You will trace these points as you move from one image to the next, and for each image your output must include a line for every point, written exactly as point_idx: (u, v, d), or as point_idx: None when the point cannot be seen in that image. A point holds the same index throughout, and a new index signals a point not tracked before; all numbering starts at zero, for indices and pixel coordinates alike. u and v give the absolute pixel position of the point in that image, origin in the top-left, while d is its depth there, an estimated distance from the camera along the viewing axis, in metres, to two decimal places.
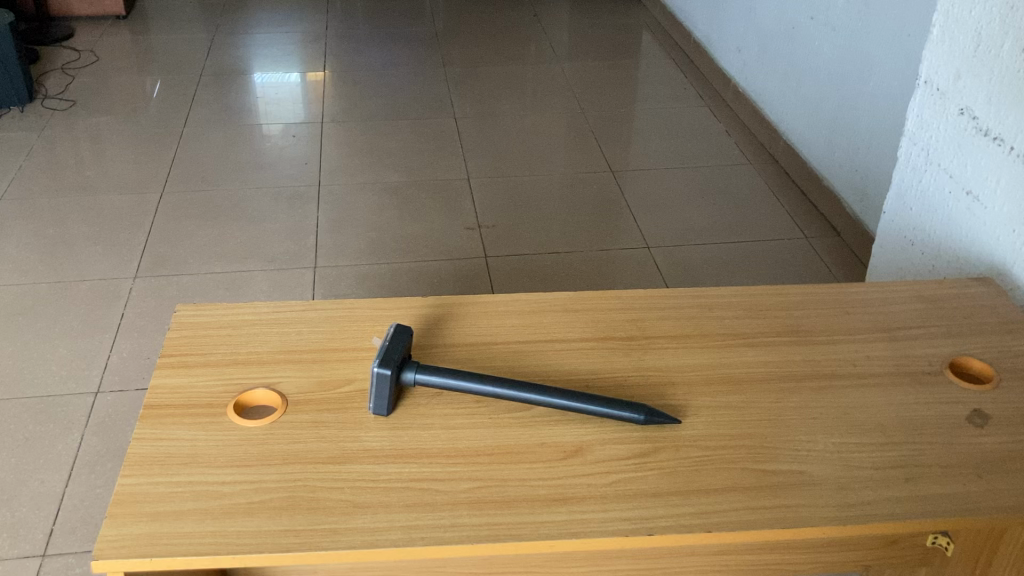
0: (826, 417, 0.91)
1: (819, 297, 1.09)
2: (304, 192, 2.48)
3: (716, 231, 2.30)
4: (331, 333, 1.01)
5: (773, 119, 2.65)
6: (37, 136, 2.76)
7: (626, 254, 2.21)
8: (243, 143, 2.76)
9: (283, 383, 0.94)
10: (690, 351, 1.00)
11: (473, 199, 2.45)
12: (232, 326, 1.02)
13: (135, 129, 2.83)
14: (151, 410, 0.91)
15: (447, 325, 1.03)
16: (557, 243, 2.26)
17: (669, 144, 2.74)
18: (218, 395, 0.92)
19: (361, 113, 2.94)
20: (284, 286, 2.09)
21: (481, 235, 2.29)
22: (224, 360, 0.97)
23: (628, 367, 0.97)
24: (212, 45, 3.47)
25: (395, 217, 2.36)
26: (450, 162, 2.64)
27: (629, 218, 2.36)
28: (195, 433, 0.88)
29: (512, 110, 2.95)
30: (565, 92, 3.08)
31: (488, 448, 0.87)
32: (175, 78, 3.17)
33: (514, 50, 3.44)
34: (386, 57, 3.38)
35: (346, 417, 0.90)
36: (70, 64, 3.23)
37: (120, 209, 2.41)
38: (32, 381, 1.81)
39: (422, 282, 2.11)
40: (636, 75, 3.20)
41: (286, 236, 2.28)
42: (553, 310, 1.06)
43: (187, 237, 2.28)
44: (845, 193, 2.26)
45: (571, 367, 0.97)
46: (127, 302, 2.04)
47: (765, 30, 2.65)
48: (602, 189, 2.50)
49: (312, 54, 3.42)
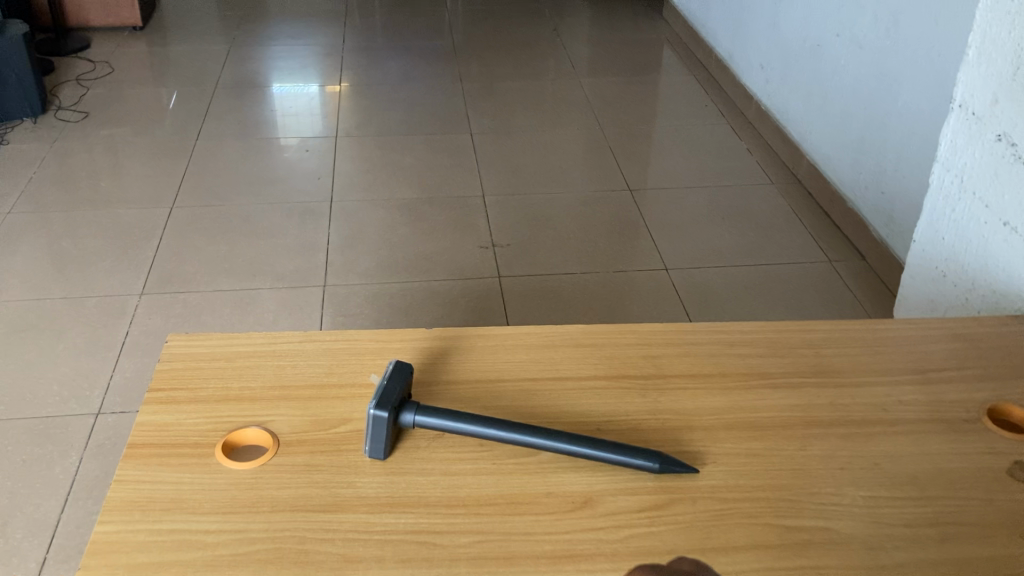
0: (854, 468, 0.85)
1: (846, 334, 1.03)
2: (316, 208, 2.44)
3: (737, 253, 2.24)
4: (329, 367, 0.96)
5: (797, 137, 2.59)
6: (50, 147, 2.74)
7: (644, 276, 2.15)
8: (256, 156, 2.72)
9: (276, 422, 0.89)
10: (709, 393, 0.94)
11: (488, 217, 2.39)
12: (224, 358, 0.97)
13: (149, 141, 2.80)
14: (134, 450, 0.85)
15: (451, 360, 0.97)
16: (573, 263, 2.20)
17: (689, 162, 2.68)
18: (207, 434, 0.87)
19: (376, 127, 2.90)
20: (292, 304, 2.04)
21: (496, 255, 2.23)
22: (214, 396, 0.91)
23: (642, 409, 0.91)
24: (229, 56, 3.45)
25: (407, 235, 2.31)
26: (465, 178, 2.59)
27: (647, 238, 2.30)
28: (180, 475, 0.83)
29: (529, 126, 2.90)
30: (584, 108, 3.02)
31: (490, 498, 0.81)
32: (191, 90, 3.15)
33: (532, 64, 3.40)
34: (404, 71, 3.34)
35: (340, 460, 0.85)
36: (85, 74, 3.22)
37: (128, 224, 2.37)
38: (32, 401, 1.77)
39: (433, 302, 2.05)
40: (657, 92, 3.15)
41: (296, 253, 2.24)
42: (563, 344, 1.00)
43: (196, 253, 2.24)
44: (870, 215, 2.19)
45: (581, 409, 0.91)
46: (132, 320, 2.00)
47: (790, 47, 2.59)
48: (620, 208, 2.44)
49: (329, 66, 3.39)
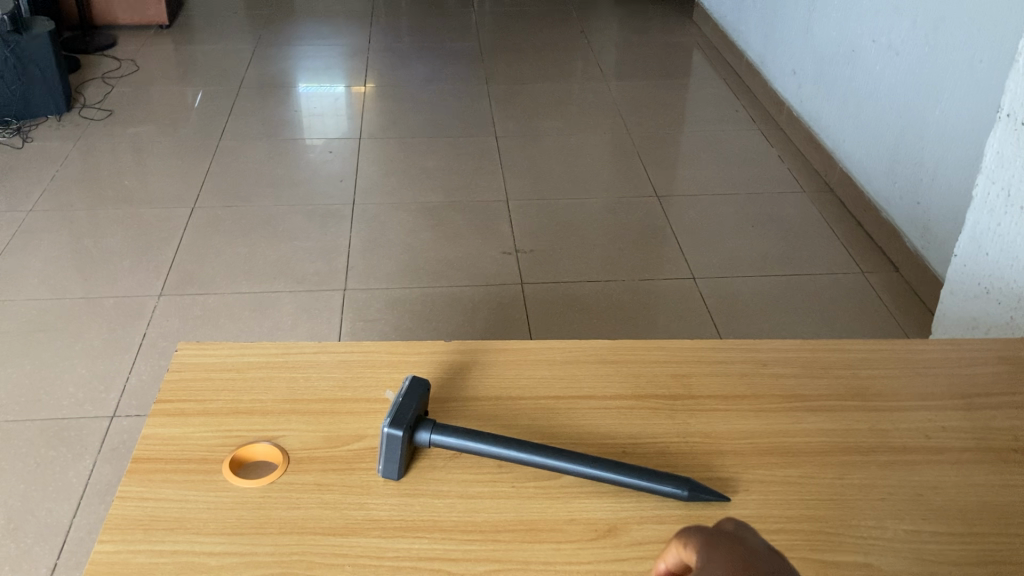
0: (895, 499, 0.80)
1: (886, 355, 0.98)
2: (338, 211, 2.41)
3: (766, 263, 2.18)
4: (343, 380, 0.92)
5: (829, 145, 2.53)
6: (73, 145, 2.73)
7: (671, 285, 2.10)
8: (281, 157, 2.70)
9: (287, 438, 0.85)
10: (741, 415, 0.89)
11: (512, 222, 2.35)
12: (236, 368, 0.93)
13: (174, 140, 2.79)
14: (138, 465, 0.82)
15: (471, 375, 0.93)
16: (597, 270, 2.16)
17: (719, 168, 2.63)
18: (215, 449, 0.84)
19: (400, 130, 2.87)
20: (312, 307, 2.01)
21: (519, 261, 2.19)
22: (223, 409, 0.88)
23: (670, 432, 0.86)
24: (255, 56, 3.43)
25: (429, 239, 2.27)
26: (490, 183, 2.55)
27: (674, 245, 2.25)
28: (185, 493, 0.79)
29: (556, 130, 2.86)
30: (612, 113, 2.98)
31: (509, 523, 0.77)
32: (216, 89, 3.13)
33: (560, 67, 3.35)
34: (430, 72, 3.31)
35: (352, 480, 0.81)
36: (111, 72, 3.21)
37: (149, 223, 2.35)
38: (48, 402, 1.75)
39: (454, 307, 2.02)
40: (686, 96, 3.10)
41: (317, 257, 2.20)
42: (588, 360, 0.96)
43: (217, 254, 2.22)
44: (905, 226, 2.13)
45: (606, 430, 0.86)
46: (150, 321, 1.98)
47: (824, 53, 2.53)
48: (646, 214, 2.39)
49: (355, 67, 3.36)
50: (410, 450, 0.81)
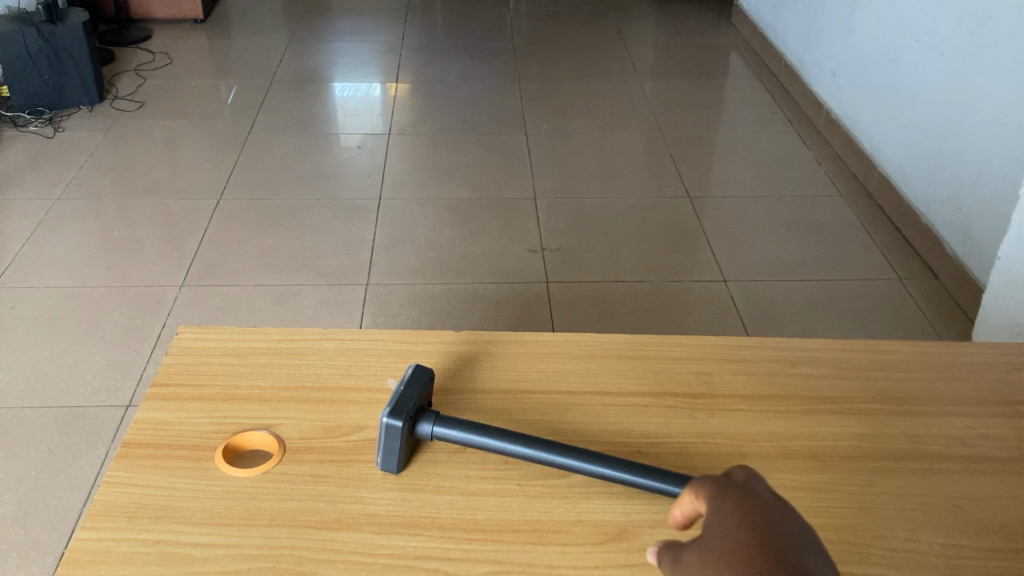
0: (931, 509, 0.74)
1: (922, 358, 0.92)
2: (364, 206, 2.38)
3: (801, 267, 2.12)
4: (347, 368, 0.88)
5: (868, 148, 2.46)
6: (103, 135, 2.73)
7: (700, 288, 2.04)
8: (309, 151, 2.68)
9: (284, 427, 0.81)
10: (766, 416, 0.84)
11: (539, 220, 2.31)
12: (236, 353, 0.89)
13: (204, 132, 2.78)
14: (128, 450, 0.78)
15: (480, 367, 0.88)
16: (625, 270, 2.10)
17: (753, 171, 2.56)
18: (208, 436, 0.80)
19: (430, 127, 2.83)
20: (333, 302, 1.98)
21: (545, 259, 2.14)
22: (221, 395, 0.84)
23: (689, 432, 0.81)
24: (288, 51, 3.41)
25: (455, 235, 2.24)
26: (518, 180, 2.51)
27: (706, 247, 2.20)
28: (174, 480, 0.75)
29: (587, 129, 2.82)
30: (646, 113, 2.92)
31: (513, 523, 0.73)
32: (248, 83, 3.12)
33: (595, 66, 3.30)
34: (463, 69, 3.28)
35: (349, 472, 0.77)
36: (144, 65, 3.22)
37: (174, 214, 2.33)
38: (65, 390, 1.74)
39: (477, 305, 1.97)
40: (722, 97, 3.04)
41: (340, 251, 2.17)
42: (605, 355, 0.91)
43: (240, 246, 2.20)
44: (945, 232, 2.06)
45: (620, 427, 0.81)
46: (170, 311, 1.96)
47: (865, 53, 2.46)
48: (678, 216, 2.33)
49: (388, 63, 3.34)
50: (412, 442, 0.77)
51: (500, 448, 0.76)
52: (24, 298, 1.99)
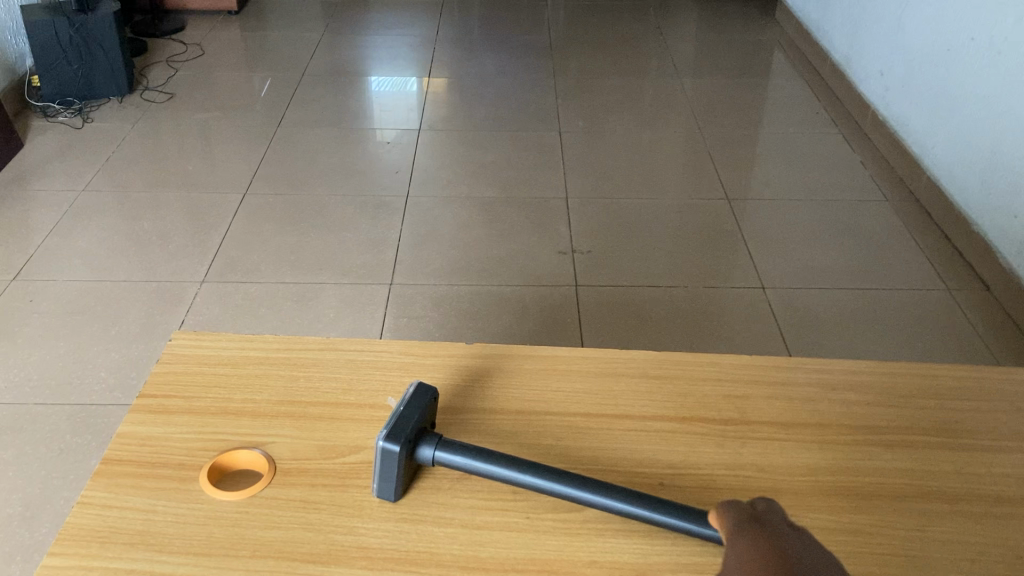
0: (988, 560, 0.66)
1: (977, 385, 0.84)
2: (390, 203, 2.32)
3: (844, 275, 2.02)
4: (348, 382, 0.82)
5: (916, 151, 2.35)
6: (131, 127, 2.70)
7: (737, 294, 1.95)
8: (337, 145, 2.63)
9: (276, 446, 0.75)
10: (803, 447, 0.76)
11: (571, 220, 2.24)
12: (231, 363, 0.83)
13: (233, 125, 2.74)
14: (107, 467, 0.73)
15: (492, 384, 0.82)
16: (658, 275, 2.02)
17: (795, 173, 2.46)
18: (194, 454, 0.74)
19: (462, 123, 2.77)
20: (355, 302, 1.92)
21: (575, 262, 2.07)
22: (210, 409, 0.78)
23: (717, 463, 0.74)
24: (322, 44, 3.37)
25: (483, 235, 2.17)
26: (551, 179, 2.44)
27: (744, 252, 2.11)
28: (154, 503, 0.70)
29: (623, 127, 2.73)
30: (685, 112, 2.83)
31: (519, 562, 0.66)
32: (281, 76, 3.08)
33: (633, 63, 3.22)
34: (498, 64, 3.21)
35: (343, 498, 0.70)
36: (176, 56, 3.19)
37: (199, 208, 2.29)
38: (79, 387, 1.70)
39: (503, 308, 1.91)
40: (765, 96, 2.94)
41: (365, 248, 2.12)
42: (628, 373, 0.84)
43: (263, 242, 2.15)
44: (999, 241, 1.95)
45: (642, 456, 0.74)
46: (189, 308, 1.91)
47: (916, 51, 2.35)
48: (716, 219, 2.25)
49: (422, 57, 3.28)
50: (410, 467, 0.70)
51: (506, 476, 0.69)
52: (43, 291, 1.96)
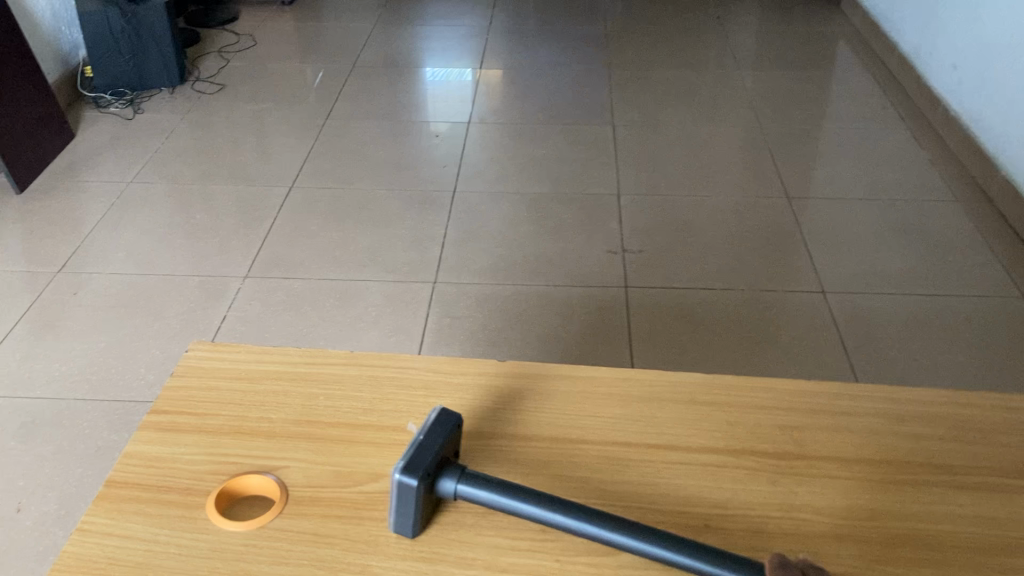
0: None
1: None
2: (437, 198, 2.27)
3: (910, 279, 1.92)
4: (370, 403, 0.77)
5: (990, 148, 2.23)
6: (182, 118, 2.69)
7: (796, 298, 1.86)
8: (385, 138, 2.58)
9: (289, 470, 0.70)
10: (864, 488, 0.71)
11: (622, 218, 2.16)
12: (248, 378, 0.79)
13: (282, 116, 2.71)
14: (112, 491, 0.68)
15: (522, 410, 0.77)
16: (713, 277, 1.94)
17: (859, 170, 2.36)
18: (203, 477, 0.69)
19: (513, 115, 2.70)
20: (398, 301, 1.88)
21: (626, 262, 2.00)
22: (223, 427, 0.74)
23: (770, 503, 0.69)
24: (374, 34, 3.33)
25: (531, 233, 2.11)
26: (602, 175, 2.36)
27: (804, 254, 2.01)
28: (156, 531, 0.65)
29: (679, 121, 2.64)
30: (744, 106, 2.73)
31: None
32: (333, 67, 3.04)
33: (691, 55, 3.12)
34: (552, 55, 3.14)
35: (357, 532, 0.65)
36: (228, 47, 3.18)
37: (246, 201, 2.27)
38: (117, 383, 1.68)
39: (549, 310, 1.84)
40: (828, 90, 2.82)
41: (410, 245, 2.07)
42: (674, 399, 0.79)
43: (307, 237, 2.11)
44: None
45: (689, 494, 0.70)
46: (230, 305, 1.88)
47: (991, 43, 2.23)
48: (774, 218, 2.15)
49: (475, 47, 3.22)
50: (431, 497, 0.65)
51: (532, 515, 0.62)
52: (87, 284, 1.95)
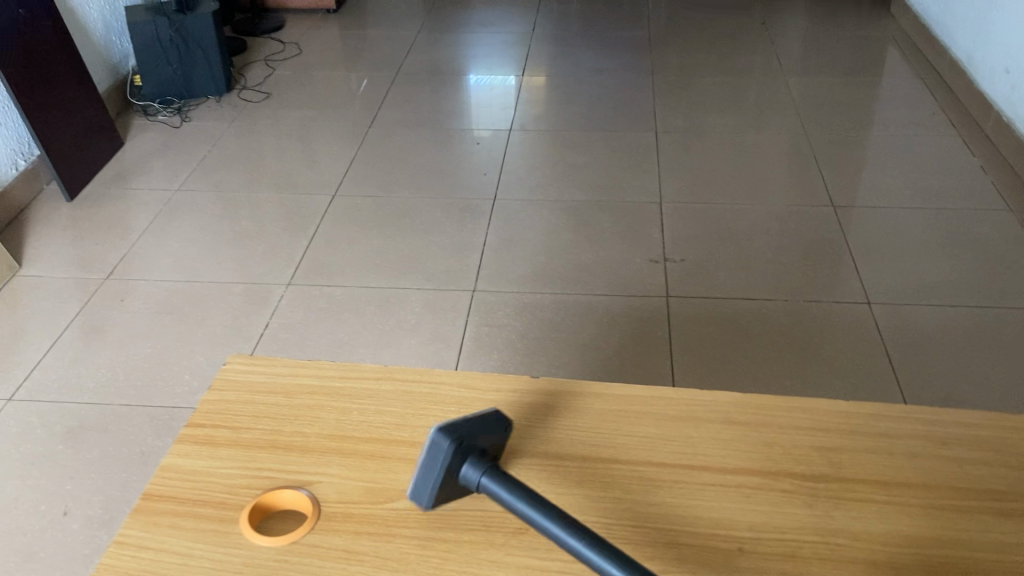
0: None
1: None
2: (478, 206, 2.27)
3: (959, 291, 1.88)
4: (403, 418, 0.77)
5: None
6: (228, 126, 2.73)
7: (841, 309, 1.83)
8: (428, 146, 2.59)
9: (322, 486, 0.70)
10: (904, 512, 0.69)
11: (663, 226, 2.15)
12: (283, 392, 0.80)
13: (327, 124, 2.73)
14: (150, 504, 0.69)
15: (554, 430, 0.77)
16: (757, 287, 1.91)
17: (907, 178, 2.31)
18: (238, 491, 0.70)
19: (555, 123, 2.70)
20: (437, 309, 1.88)
21: (667, 270, 1.98)
22: (258, 442, 0.74)
23: (805, 527, 0.68)
24: (418, 41, 3.35)
25: (571, 241, 2.10)
26: (644, 183, 2.35)
27: (850, 265, 1.98)
28: (192, 545, 0.66)
29: (722, 127, 2.62)
30: (790, 113, 2.70)
31: None
32: (378, 75, 3.07)
33: (736, 60, 3.09)
34: (596, 62, 3.13)
35: (389, 550, 0.65)
36: (275, 55, 3.22)
37: (291, 210, 2.29)
38: (161, 389, 1.70)
39: (589, 319, 1.83)
40: (877, 96, 2.78)
41: (451, 253, 2.08)
42: (710, 418, 0.78)
43: (350, 245, 2.13)
44: None
45: (722, 516, 0.69)
46: (274, 311, 1.90)
47: None
48: (820, 227, 2.12)
49: (519, 54, 3.22)
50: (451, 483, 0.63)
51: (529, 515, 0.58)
52: (134, 290, 1.99)
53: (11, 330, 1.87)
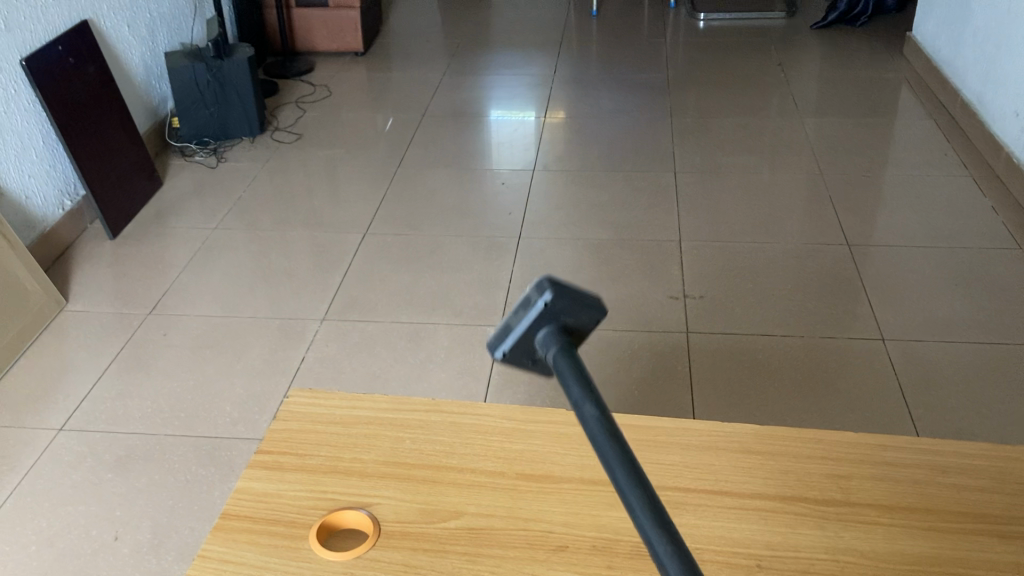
0: None
1: None
2: (503, 244, 2.36)
3: (970, 328, 1.94)
4: (452, 446, 0.85)
5: None
6: (261, 166, 2.84)
7: (855, 345, 1.90)
8: (454, 186, 2.69)
9: (381, 507, 0.78)
10: (908, 534, 0.77)
11: (682, 264, 2.23)
12: (342, 422, 0.88)
13: (356, 164, 2.84)
14: (228, 522, 0.78)
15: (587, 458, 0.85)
16: (774, 325, 1.98)
17: (920, 217, 2.38)
18: (305, 511, 0.78)
19: (577, 163, 2.79)
20: (465, 343, 1.96)
21: (686, 307, 2.06)
22: (321, 467, 0.82)
23: (817, 546, 0.76)
24: (444, 83, 3.46)
25: (594, 279, 2.18)
26: (663, 222, 2.43)
27: (866, 303, 2.04)
28: (266, 559, 0.74)
29: (738, 167, 2.71)
30: (805, 153, 2.78)
31: None
32: (405, 116, 3.17)
33: (752, 101, 3.18)
34: (616, 103, 3.23)
35: (442, 564, 0.73)
36: (305, 97, 3.34)
37: (324, 248, 2.38)
38: (203, 420, 1.79)
39: (612, 355, 1.91)
40: (890, 137, 2.85)
41: (478, 290, 2.16)
42: (731, 448, 0.86)
43: (381, 281, 2.22)
44: None
45: (741, 535, 0.77)
46: (310, 346, 1.99)
47: None
48: (835, 265, 2.19)
49: (541, 95, 3.32)
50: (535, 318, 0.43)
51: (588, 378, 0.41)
52: (177, 325, 2.08)
53: (62, 362, 1.97)
